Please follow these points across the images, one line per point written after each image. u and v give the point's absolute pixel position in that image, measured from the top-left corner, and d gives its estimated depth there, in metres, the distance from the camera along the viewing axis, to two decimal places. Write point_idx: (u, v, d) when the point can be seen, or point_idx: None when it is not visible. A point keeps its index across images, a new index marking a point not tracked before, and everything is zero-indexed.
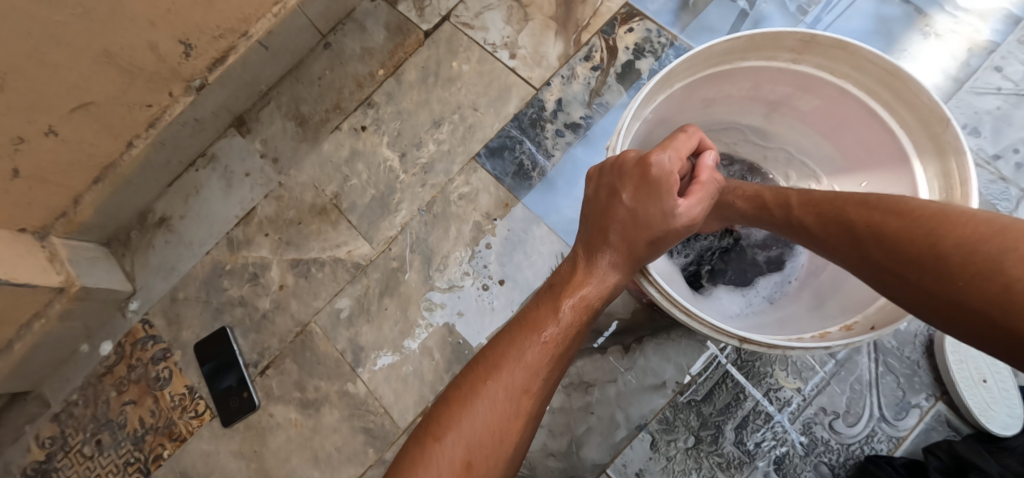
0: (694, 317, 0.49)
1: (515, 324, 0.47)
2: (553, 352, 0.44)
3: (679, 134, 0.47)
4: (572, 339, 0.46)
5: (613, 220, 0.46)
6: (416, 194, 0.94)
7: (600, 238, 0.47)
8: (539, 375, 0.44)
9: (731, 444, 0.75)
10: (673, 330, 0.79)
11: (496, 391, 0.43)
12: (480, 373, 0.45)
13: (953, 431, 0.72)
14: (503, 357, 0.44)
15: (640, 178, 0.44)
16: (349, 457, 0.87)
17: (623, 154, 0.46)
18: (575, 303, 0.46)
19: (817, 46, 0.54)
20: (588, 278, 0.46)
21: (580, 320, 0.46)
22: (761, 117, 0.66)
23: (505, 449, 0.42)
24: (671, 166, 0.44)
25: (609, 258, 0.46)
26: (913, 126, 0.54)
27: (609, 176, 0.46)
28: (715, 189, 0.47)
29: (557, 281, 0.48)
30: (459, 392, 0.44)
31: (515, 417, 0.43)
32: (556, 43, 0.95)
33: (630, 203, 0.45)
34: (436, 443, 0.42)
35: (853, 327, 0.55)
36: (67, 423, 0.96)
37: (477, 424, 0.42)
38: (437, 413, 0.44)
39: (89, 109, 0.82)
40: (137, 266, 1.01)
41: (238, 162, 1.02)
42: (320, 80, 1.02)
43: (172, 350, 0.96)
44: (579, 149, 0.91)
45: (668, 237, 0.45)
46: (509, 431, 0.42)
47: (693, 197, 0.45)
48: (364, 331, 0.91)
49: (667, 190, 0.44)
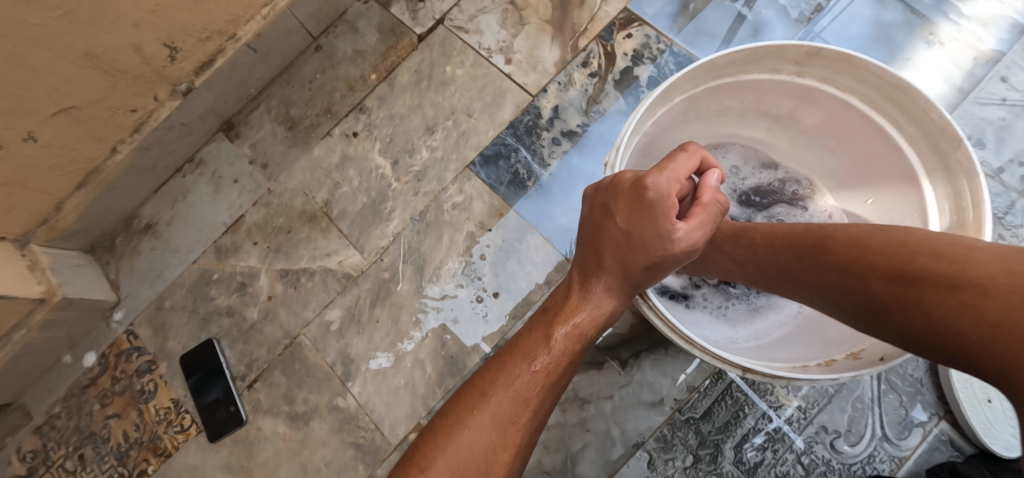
0: (696, 345, 0.47)
1: (506, 350, 0.44)
2: (545, 380, 0.41)
3: (679, 153, 0.43)
4: (565, 367, 0.43)
5: (607, 242, 0.43)
6: (409, 202, 0.92)
7: (594, 261, 0.44)
8: (530, 405, 0.41)
9: (730, 463, 0.74)
10: (671, 345, 0.77)
11: (483, 421, 0.40)
12: (467, 400, 0.42)
13: (956, 452, 0.70)
14: (491, 384, 0.42)
15: (635, 200, 0.41)
16: (339, 472, 0.85)
17: (619, 174, 0.43)
18: (569, 331, 0.43)
19: (822, 58, 0.52)
20: (582, 304, 0.44)
21: (574, 348, 0.43)
22: (763, 130, 0.64)
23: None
24: (669, 188, 0.40)
25: (604, 282, 0.43)
26: (921, 144, 0.51)
27: (604, 196, 0.43)
28: (718, 211, 0.43)
29: (551, 305, 0.45)
30: (445, 420, 0.41)
31: (503, 449, 0.40)
32: (552, 48, 0.92)
33: (624, 225, 0.42)
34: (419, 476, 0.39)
35: (860, 354, 0.53)
36: (50, 435, 0.93)
37: (462, 456, 0.39)
38: (421, 442, 0.41)
39: (70, 114, 0.79)
40: (122, 273, 0.98)
41: (225, 167, 0.99)
42: (310, 83, 0.99)
43: (158, 360, 0.94)
44: (575, 158, 0.88)
45: (666, 262, 0.41)
46: (496, 464, 0.40)
47: (693, 221, 0.41)
48: (354, 343, 0.88)
49: (664, 213, 0.40)
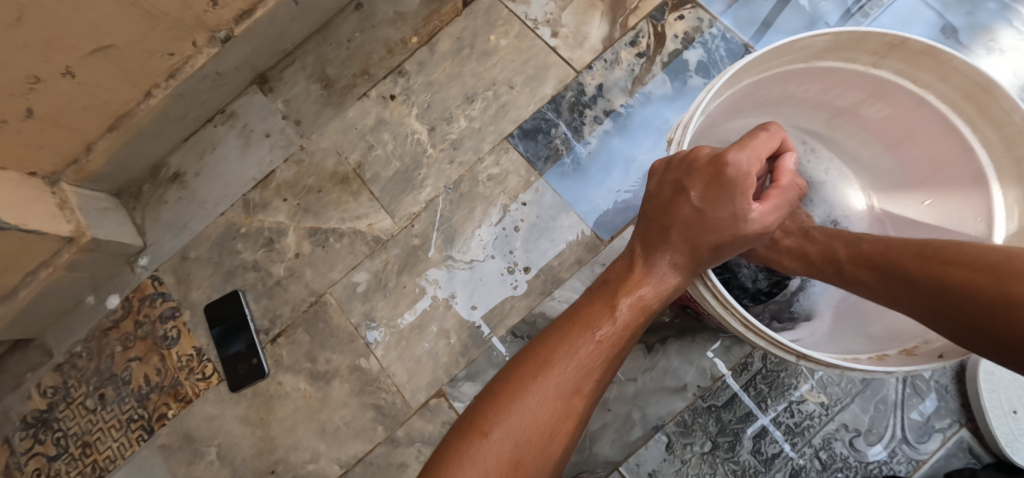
0: (750, 330, 0.45)
1: (567, 318, 0.44)
2: (608, 351, 0.41)
3: (760, 132, 0.42)
4: (626, 340, 0.43)
5: (676, 218, 0.42)
6: (443, 171, 0.91)
7: (659, 236, 0.42)
8: (592, 375, 0.41)
9: (748, 453, 0.74)
10: (699, 332, 0.77)
11: (547, 388, 0.40)
12: (527, 367, 0.42)
13: (974, 459, 0.71)
14: (554, 351, 0.42)
15: (713, 177, 0.40)
16: (357, 432, 0.86)
17: (696, 149, 0.42)
18: (633, 303, 0.42)
19: (903, 51, 0.50)
20: (646, 278, 0.43)
21: (637, 321, 0.42)
22: (822, 121, 0.64)
23: (553, 451, 0.40)
24: (749, 167, 0.40)
25: (668, 258, 0.42)
26: (996, 147, 0.50)
27: (676, 171, 0.42)
28: (795, 195, 0.42)
29: (612, 277, 0.45)
30: (506, 385, 0.41)
31: (565, 417, 0.41)
32: (600, 25, 0.91)
33: (698, 202, 0.41)
34: (482, 439, 0.39)
35: (915, 352, 0.51)
36: (70, 374, 0.94)
37: (525, 423, 0.40)
38: (482, 405, 0.41)
39: (108, 52, 0.78)
40: (147, 221, 0.98)
41: (258, 121, 0.98)
42: (349, 43, 0.97)
43: (182, 308, 0.94)
44: (616, 138, 0.87)
45: (734, 243, 0.40)
46: (558, 432, 0.41)
47: (768, 203, 0.40)
48: (380, 306, 0.89)
49: (742, 192, 0.39)
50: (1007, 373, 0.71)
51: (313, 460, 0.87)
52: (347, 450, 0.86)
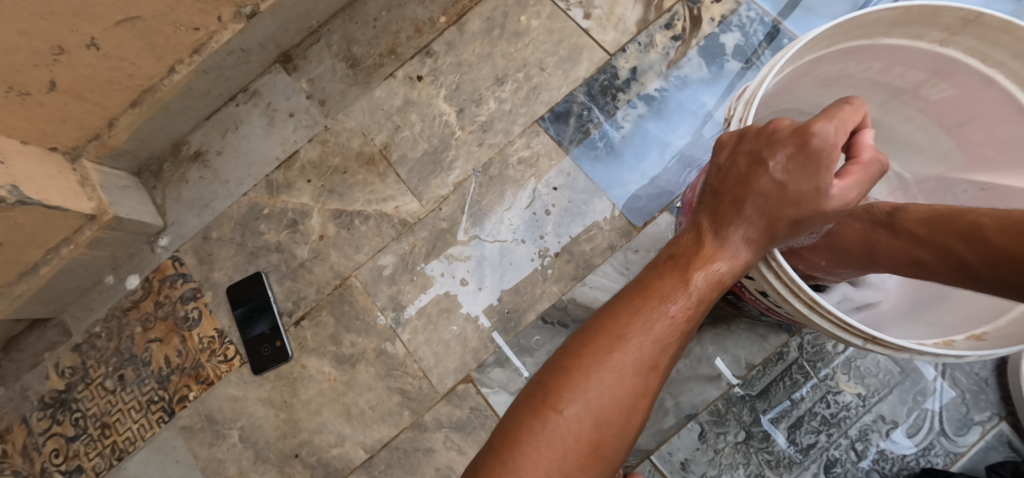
0: (815, 311, 0.43)
1: (636, 291, 0.42)
2: (685, 326, 0.40)
3: (844, 104, 0.40)
4: (699, 314, 0.41)
5: (754, 191, 0.40)
6: (472, 153, 0.89)
7: (732, 209, 0.41)
8: (668, 350, 0.40)
9: (782, 443, 0.73)
10: (734, 321, 0.76)
11: (624, 365, 0.39)
12: (599, 342, 0.40)
13: (1013, 453, 0.70)
14: (628, 325, 0.40)
15: (798, 148, 0.38)
16: (383, 417, 0.85)
17: (776, 120, 0.40)
18: (709, 277, 0.41)
19: (978, 27, 0.48)
20: (720, 253, 0.41)
21: (713, 295, 0.41)
22: (876, 105, 0.62)
23: (629, 428, 0.40)
24: (836, 138, 0.38)
25: (743, 232, 0.40)
26: None
27: (754, 141, 0.40)
28: (877, 171, 0.40)
29: (680, 249, 0.43)
30: (578, 361, 0.40)
31: (641, 393, 0.39)
32: (634, 7, 0.89)
33: (779, 174, 0.39)
34: (557, 416, 0.38)
35: (984, 337, 0.49)
36: (89, 354, 0.93)
37: (603, 399, 0.38)
38: (552, 380, 0.40)
39: (133, 24, 0.76)
40: (168, 200, 0.96)
41: (282, 100, 0.96)
42: (376, 21, 0.95)
43: (203, 289, 0.93)
44: (651, 122, 0.86)
45: (816, 217, 0.39)
46: (635, 409, 0.39)
47: (850, 178, 0.39)
48: (406, 290, 0.87)
49: (827, 163, 0.38)
50: None
51: (337, 443, 0.86)
52: (373, 434, 0.85)
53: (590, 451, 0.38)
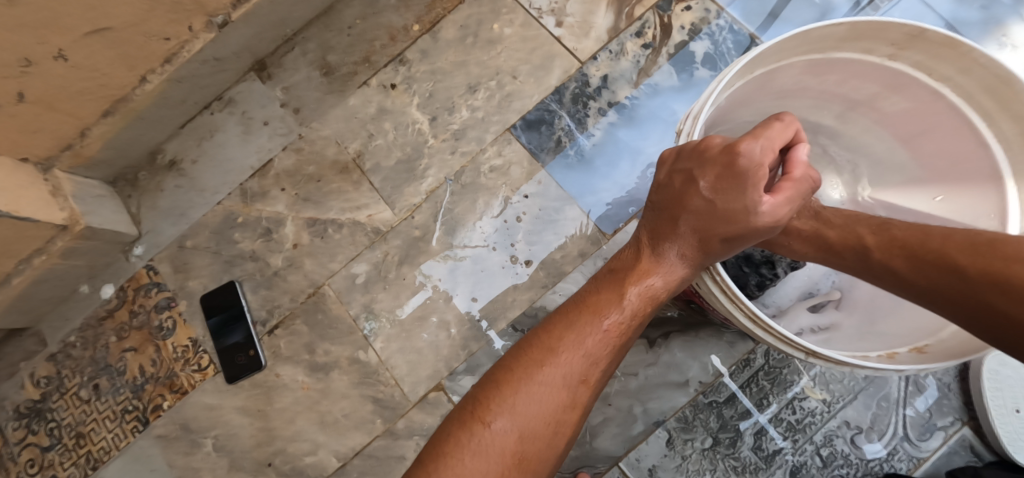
0: (758, 323, 0.45)
1: (574, 305, 0.43)
2: (617, 340, 0.41)
3: (775, 122, 0.41)
4: (634, 328, 0.43)
5: (688, 209, 0.41)
6: (446, 162, 0.90)
7: (668, 225, 0.42)
8: (599, 365, 0.41)
9: (749, 449, 0.74)
10: (702, 328, 0.76)
11: (554, 380, 0.40)
12: (533, 356, 0.41)
13: (975, 457, 0.71)
14: (561, 339, 0.41)
15: (726, 166, 0.39)
16: (357, 425, 0.85)
17: (707, 138, 0.41)
18: (642, 292, 0.42)
19: (923, 42, 0.49)
20: (655, 267, 0.42)
21: (646, 310, 0.42)
22: (834, 115, 0.63)
23: (558, 441, 0.40)
24: (762, 157, 0.39)
25: (677, 248, 0.41)
26: (1014, 142, 0.49)
27: (688, 159, 0.41)
28: (807, 188, 0.41)
29: (620, 264, 0.44)
30: (511, 374, 0.41)
31: (570, 407, 0.40)
32: (606, 14, 0.89)
33: (708, 192, 0.40)
34: (484, 430, 0.39)
35: (926, 350, 0.51)
36: (65, 364, 0.93)
37: (531, 413, 0.39)
38: (484, 394, 0.41)
39: (103, 35, 0.75)
40: (144, 209, 0.96)
41: (257, 108, 0.96)
42: (350, 29, 0.95)
43: (178, 298, 0.93)
44: (622, 130, 0.86)
45: (746, 235, 0.40)
46: (564, 423, 0.40)
47: (780, 196, 0.40)
48: (380, 298, 0.88)
49: (754, 183, 0.39)
50: (1011, 372, 0.70)
51: (312, 451, 0.86)
52: (347, 442, 0.85)
53: (515, 466, 0.38)
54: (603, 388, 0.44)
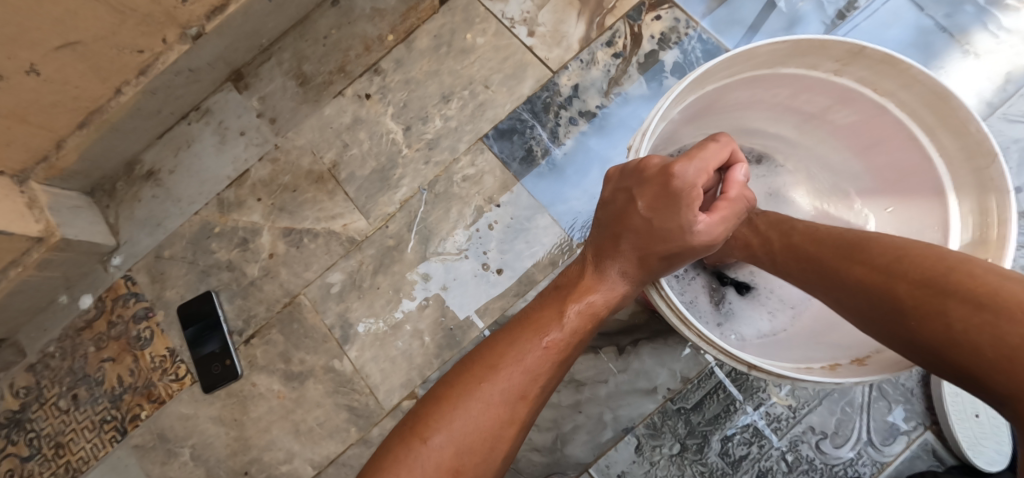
0: (705, 340, 0.46)
1: (518, 324, 0.48)
2: (555, 357, 0.45)
3: (712, 143, 0.45)
4: (574, 345, 0.47)
5: (628, 228, 0.45)
6: (419, 171, 0.90)
7: (611, 244, 0.46)
8: (538, 380, 0.45)
9: (716, 455, 0.75)
10: (671, 335, 0.77)
11: (493, 396, 0.44)
12: (477, 373, 0.45)
13: (937, 461, 0.72)
14: (502, 357, 0.45)
15: (662, 187, 0.43)
16: (331, 433, 0.86)
17: (647, 159, 0.44)
18: (582, 309, 0.46)
19: (865, 59, 0.52)
20: (597, 284, 0.47)
21: (586, 326, 0.47)
22: (792, 127, 0.66)
23: (495, 457, 0.44)
24: (697, 178, 0.42)
25: (619, 266, 0.46)
26: (955, 156, 0.52)
27: (629, 179, 0.45)
28: (742, 207, 0.45)
29: (565, 283, 0.49)
30: (452, 391, 0.45)
31: (509, 422, 0.44)
32: (578, 24, 0.90)
33: (646, 212, 0.44)
34: (423, 446, 0.42)
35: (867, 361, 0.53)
36: (43, 374, 0.93)
37: (468, 429, 0.43)
38: (427, 412, 0.44)
39: (74, 49, 0.75)
40: (122, 219, 0.97)
41: (233, 118, 0.96)
42: (325, 39, 0.96)
43: (156, 308, 0.93)
44: (593, 139, 0.87)
45: (682, 252, 0.43)
46: (502, 437, 0.44)
47: (716, 215, 0.43)
48: (355, 307, 0.89)
49: (688, 202, 0.42)
50: None
51: (287, 460, 0.87)
52: (321, 450, 0.86)
53: None
54: (544, 403, 0.48)
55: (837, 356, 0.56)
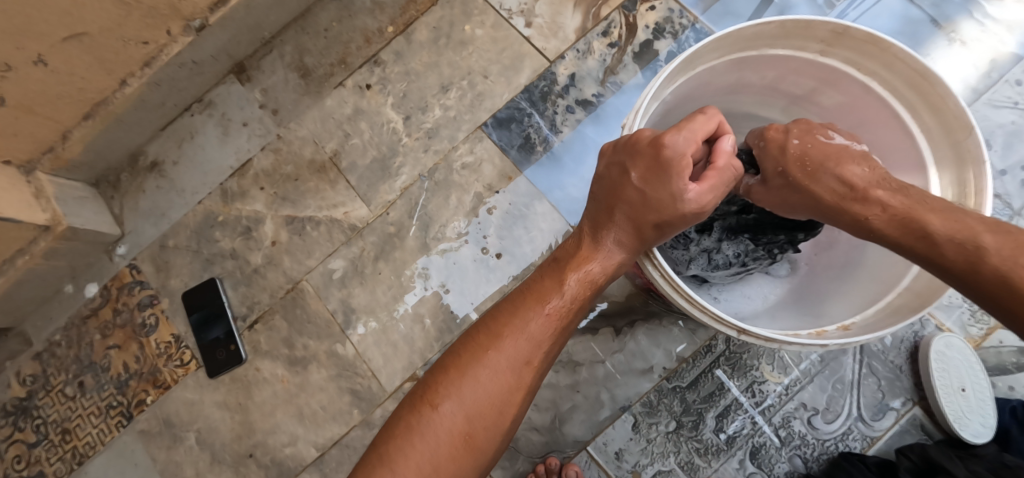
0: (696, 306, 0.49)
1: (520, 296, 0.49)
2: (557, 324, 0.47)
3: (699, 115, 0.47)
4: (574, 312, 0.48)
5: (622, 199, 0.47)
6: (419, 160, 0.92)
7: (607, 216, 0.48)
8: (541, 347, 0.47)
9: (711, 432, 0.77)
10: (666, 316, 0.80)
11: (497, 363, 0.46)
12: (481, 342, 0.47)
13: (925, 436, 0.74)
14: (506, 327, 0.47)
15: (653, 158, 0.45)
16: (334, 416, 0.88)
17: (638, 132, 0.47)
18: (580, 278, 0.48)
19: (849, 39, 0.55)
20: (594, 254, 0.49)
21: (584, 294, 0.48)
22: (780, 109, 0.68)
23: (503, 421, 0.46)
24: (685, 147, 0.45)
25: (614, 236, 0.48)
26: (935, 132, 0.55)
27: (622, 152, 0.47)
28: (731, 176, 0.47)
29: (563, 255, 0.51)
30: (459, 360, 0.47)
31: (515, 388, 0.46)
32: (574, 15, 0.92)
33: (639, 182, 0.46)
34: (433, 412, 0.44)
35: (852, 329, 0.55)
36: (50, 363, 0.95)
37: (476, 395, 0.45)
38: (435, 382, 0.46)
39: (81, 40, 0.77)
40: (126, 209, 0.98)
41: (236, 110, 0.98)
42: (326, 32, 0.98)
43: (160, 296, 0.95)
44: (589, 127, 0.89)
45: (674, 220, 0.46)
46: (509, 403, 0.46)
47: (706, 184, 0.45)
48: (356, 293, 0.90)
49: (678, 171, 0.44)
50: (958, 353, 0.73)
51: (290, 443, 0.88)
52: (324, 433, 0.88)
53: (463, 443, 0.44)
54: (548, 370, 0.49)
55: (823, 326, 0.58)
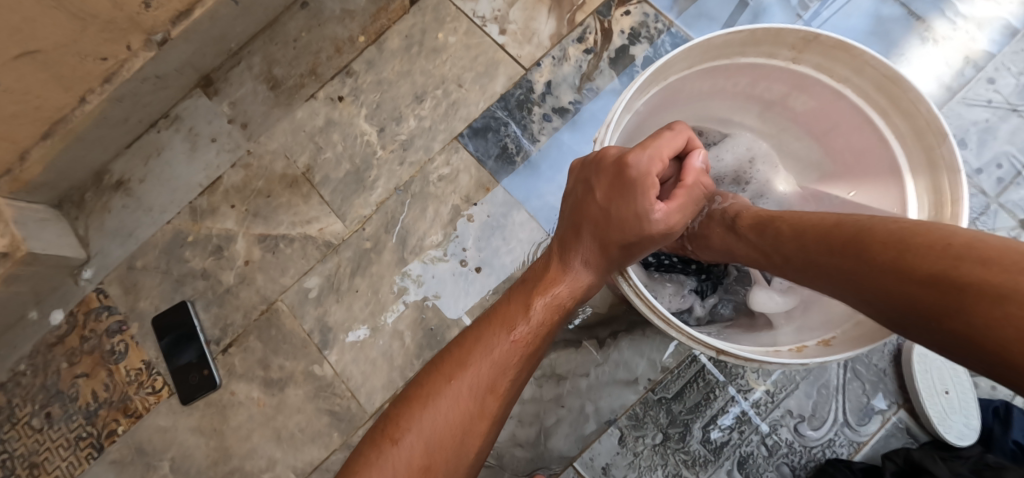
0: (671, 326, 0.48)
1: (486, 321, 0.48)
2: (523, 350, 0.46)
3: (667, 131, 0.47)
4: (542, 337, 0.47)
5: (587, 219, 0.47)
6: (394, 172, 0.90)
7: (573, 237, 0.48)
8: (507, 375, 0.45)
9: (698, 443, 0.76)
10: (649, 326, 0.78)
11: (461, 392, 0.44)
12: (445, 370, 0.46)
13: (911, 439, 0.73)
14: (470, 354, 0.46)
15: (617, 177, 0.45)
16: (314, 439, 0.85)
17: (604, 150, 0.47)
18: (548, 301, 0.47)
19: (818, 45, 0.54)
20: (562, 275, 0.48)
21: (552, 317, 0.47)
22: (755, 115, 0.67)
23: (468, 452, 0.44)
24: (649, 166, 0.44)
25: (582, 257, 0.48)
26: (909, 138, 0.54)
27: (588, 171, 0.47)
28: (699, 193, 0.47)
29: (531, 277, 0.50)
30: (422, 390, 0.45)
31: (480, 417, 0.44)
32: (548, 21, 0.91)
33: (603, 202, 0.46)
34: (392, 446, 0.42)
35: (832, 341, 0.54)
36: (15, 393, 0.91)
37: (437, 428, 0.43)
38: (396, 414, 0.44)
39: (34, 57, 0.73)
40: (91, 230, 0.94)
41: (203, 124, 0.95)
42: (295, 42, 0.95)
43: (129, 320, 0.92)
44: (566, 134, 0.88)
45: (640, 239, 0.45)
46: (473, 433, 0.44)
47: (672, 203, 0.45)
48: (333, 310, 0.88)
49: (642, 191, 0.44)
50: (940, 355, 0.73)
51: (269, 468, 0.86)
52: (303, 457, 0.85)
53: None
54: (516, 397, 0.48)
55: (804, 339, 0.57)
